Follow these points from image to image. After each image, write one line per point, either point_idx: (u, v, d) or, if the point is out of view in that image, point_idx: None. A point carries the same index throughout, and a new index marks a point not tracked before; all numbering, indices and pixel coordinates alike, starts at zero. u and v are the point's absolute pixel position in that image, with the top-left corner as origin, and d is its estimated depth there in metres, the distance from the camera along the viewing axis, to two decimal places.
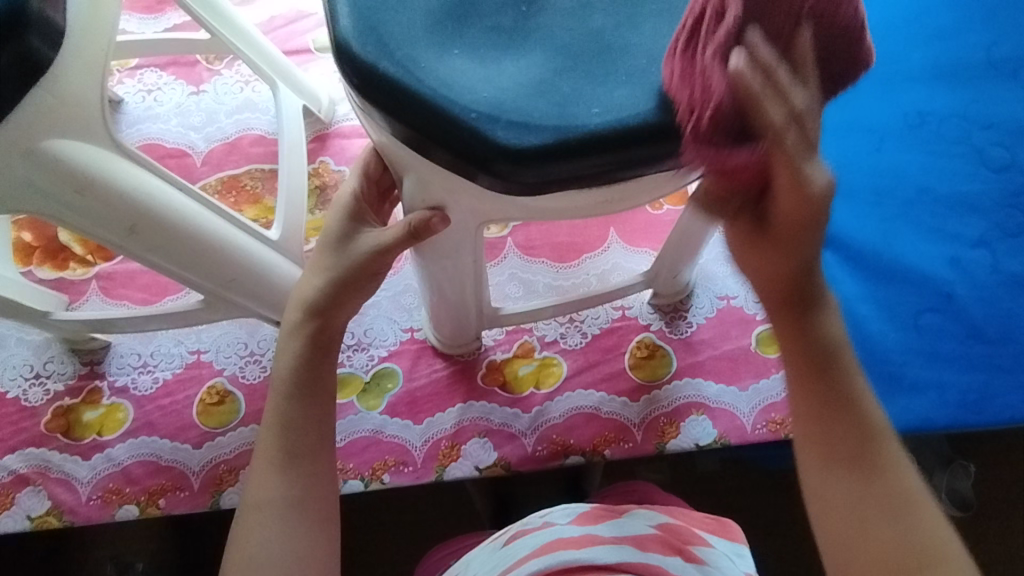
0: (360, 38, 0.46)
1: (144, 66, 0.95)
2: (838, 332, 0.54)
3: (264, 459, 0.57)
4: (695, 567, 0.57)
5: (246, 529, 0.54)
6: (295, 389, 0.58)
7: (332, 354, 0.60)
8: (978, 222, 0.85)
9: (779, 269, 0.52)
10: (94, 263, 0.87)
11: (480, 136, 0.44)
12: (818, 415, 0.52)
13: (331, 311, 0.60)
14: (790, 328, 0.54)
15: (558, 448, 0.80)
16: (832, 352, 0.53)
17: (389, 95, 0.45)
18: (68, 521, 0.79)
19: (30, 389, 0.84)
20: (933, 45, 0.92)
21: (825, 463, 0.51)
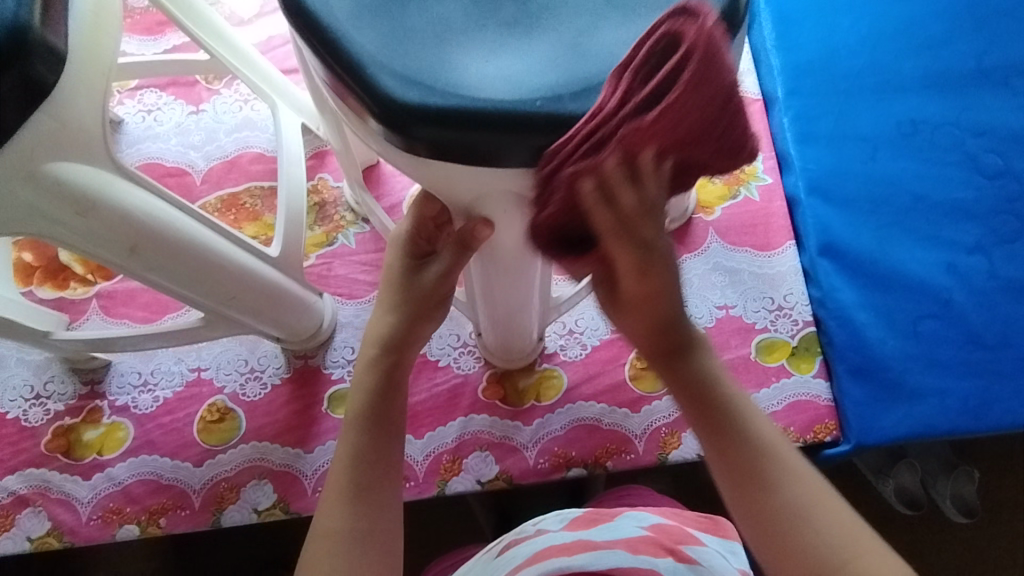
0: (369, 67, 0.43)
1: (143, 86, 0.96)
2: (714, 368, 0.51)
3: (336, 487, 0.55)
4: (688, 567, 0.56)
5: (313, 560, 0.53)
6: (367, 422, 0.58)
7: (402, 390, 0.61)
8: (974, 229, 0.85)
9: (636, 330, 0.51)
10: (94, 282, 0.88)
11: (525, 123, 0.43)
12: (714, 427, 0.50)
13: (405, 347, 0.62)
14: (665, 375, 0.52)
15: (560, 460, 0.80)
16: (701, 385, 0.51)
17: (412, 112, 0.42)
18: (68, 542, 0.79)
19: (30, 410, 0.84)
20: (923, 54, 0.93)
21: (739, 498, 0.48)
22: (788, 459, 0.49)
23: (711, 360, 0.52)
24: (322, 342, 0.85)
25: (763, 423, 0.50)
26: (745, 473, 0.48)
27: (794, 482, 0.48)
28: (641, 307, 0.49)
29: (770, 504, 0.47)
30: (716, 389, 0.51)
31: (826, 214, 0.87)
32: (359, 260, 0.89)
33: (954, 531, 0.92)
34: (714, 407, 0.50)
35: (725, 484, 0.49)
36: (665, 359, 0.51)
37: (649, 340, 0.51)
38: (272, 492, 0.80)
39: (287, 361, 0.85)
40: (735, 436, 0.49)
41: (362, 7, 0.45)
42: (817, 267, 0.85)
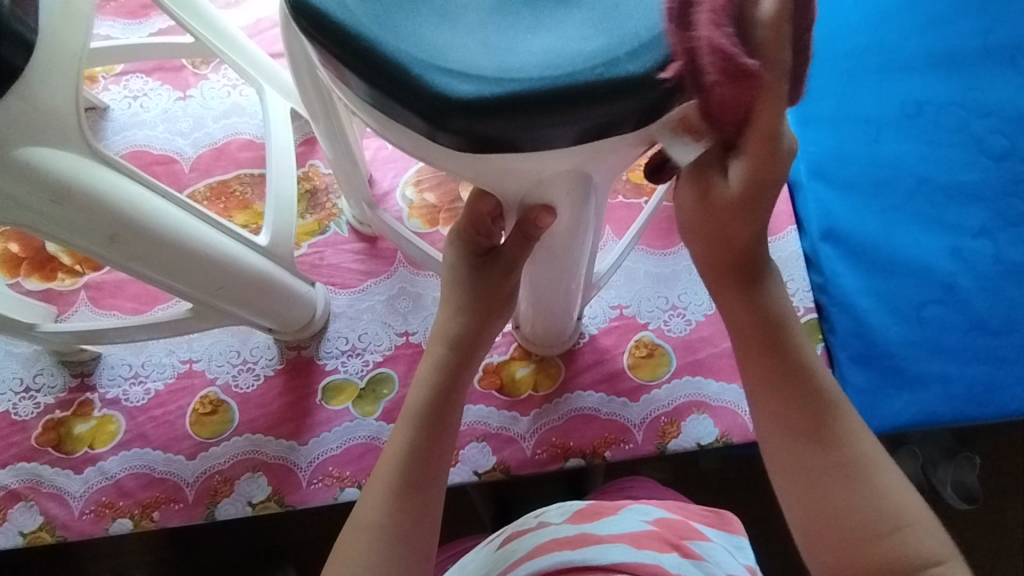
0: (404, 69, 0.42)
1: (129, 72, 0.93)
2: (784, 305, 0.55)
3: (382, 481, 0.54)
4: (694, 563, 0.55)
5: (348, 549, 0.52)
6: (425, 422, 0.56)
7: (462, 393, 0.60)
8: (979, 212, 0.83)
9: (706, 245, 0.54)
10: (82, 273, 0.86)
11: (572, 99, 0.41)
12: (759, 353, 0.54)
13: (468, 350, 0.60)
14: (737, 302, 0.55)
15: (558, 451, 0.79)
16: (774, 322, 0.54)
17: (458, 107, 0.41)
18: (61, 536, 0.78)
19: (20, 403, 0.83)
20: (928, 33, 0.90)
21: (794, 447, 0.52)
22: (868, 441, 0.53)
23: (781, 297, 0.56)
24: (315, 332, 0.84)
25: (835, 383, 0.54)
26: (807, 425, 0.52)
27: (853, 425, 0.53)
28: (727, 235, 0.52)
29: (812, 441, 0.52)
30: (781, 327, 0.55)
31: (829, 199, 0.85)
32: (352, 249, 0.88)
33: (953, 516, 0.91)
34: (779, 339, 0.54)
35: (786, 450, 0.53)
36: (716, 287, 0.56)
37: (744, 317, 0.55)
38: (266, 485, 0.79)
39: (280, 352, 0.84)
40: (817, 389, 0.53)
41: (386, 7, 0.44)
42: (819, 253, 0.83)
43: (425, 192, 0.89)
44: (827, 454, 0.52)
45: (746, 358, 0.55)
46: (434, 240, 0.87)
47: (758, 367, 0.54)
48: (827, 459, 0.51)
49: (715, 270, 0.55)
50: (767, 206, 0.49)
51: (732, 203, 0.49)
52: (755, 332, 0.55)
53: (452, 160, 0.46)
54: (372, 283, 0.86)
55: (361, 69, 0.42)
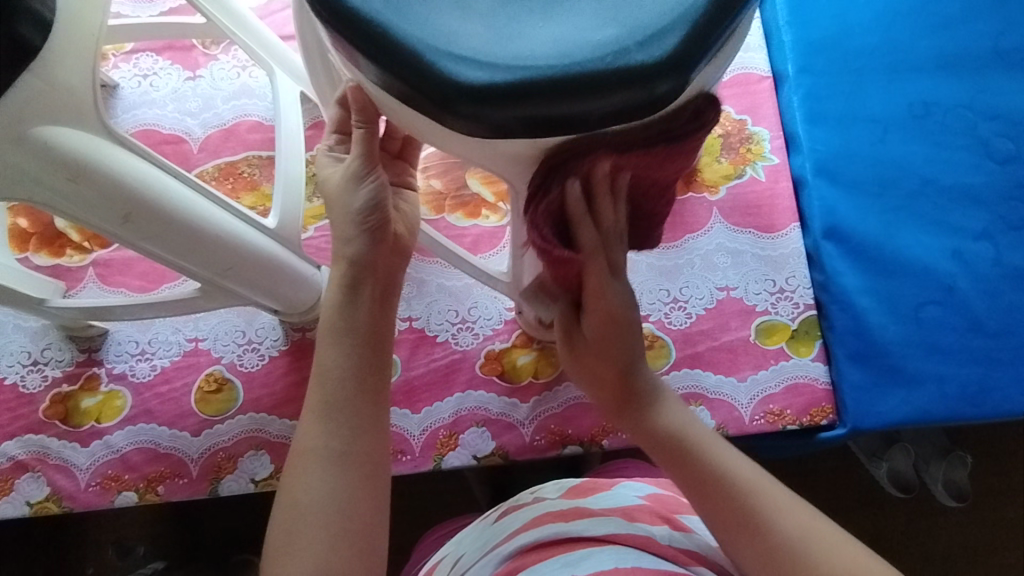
0: (419, 56, 0.42)
1: (139, 50, 0.93)
2: (673, 419, 0.60)
3: (313, 403, 0.56)
4: (683, 534, 0.58)
5: (292, 482, 0.53)
6: (339, 337, 0.58)
7: (386, 313, 0.61)
8: (981, 215, 0.84)
9: (602, 375, 0.63)
10: (90, 250, 0.87)
11: (582, 88, 0.41)
12: (686, 475, 0.56)
13: (366, 265, 0.60)
14: (629, 425, 0.62)
15: (556, 438, 0.80)
16: (674, 433, 0.59)
17: (470, 93, 0.42)
18: (67, 507, 0.80)
19: (28, 376, 0.84)
20: (939, 34, 0.90)
21: (740, 553, 0.52)
22: (784, 501, 0.53)
23: (665, 410, 0.61)
24: (320, 315, 0.85)
25: (721, 452, 0.56)
26: (720, 500, 0.54)
27: (774, 506, 0.53)
28: (601, 378, 0.64)
29: (745, 531, 0.52)
30: (678, 437, 0.58)
31: (832, 197, 0.86)
32: None
33: (945, 514, 0.93)
34: (686, 452, 0.57)
35: (740, 547, 0.52)
36: (620, 416, 0.63)
37: (652, 438, 0.60)
38: (269, 463, 0.80)
39: (285, 333, 0.85)
40: (717, 476, 0.55)
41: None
42: (822, 250, 0.84)
43: (432, 178, 0.90)
44: (761, 542, 0.51)
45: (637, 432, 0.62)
46: (439, 227, 0.87)
47: (675, 471, 0.57)
48: (767, 546, 0.51)
49: (610, 398, 0.64)
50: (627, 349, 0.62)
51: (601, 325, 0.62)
52: (664, 442, 0.59)
53: (465, 140, 0.46)
54: None
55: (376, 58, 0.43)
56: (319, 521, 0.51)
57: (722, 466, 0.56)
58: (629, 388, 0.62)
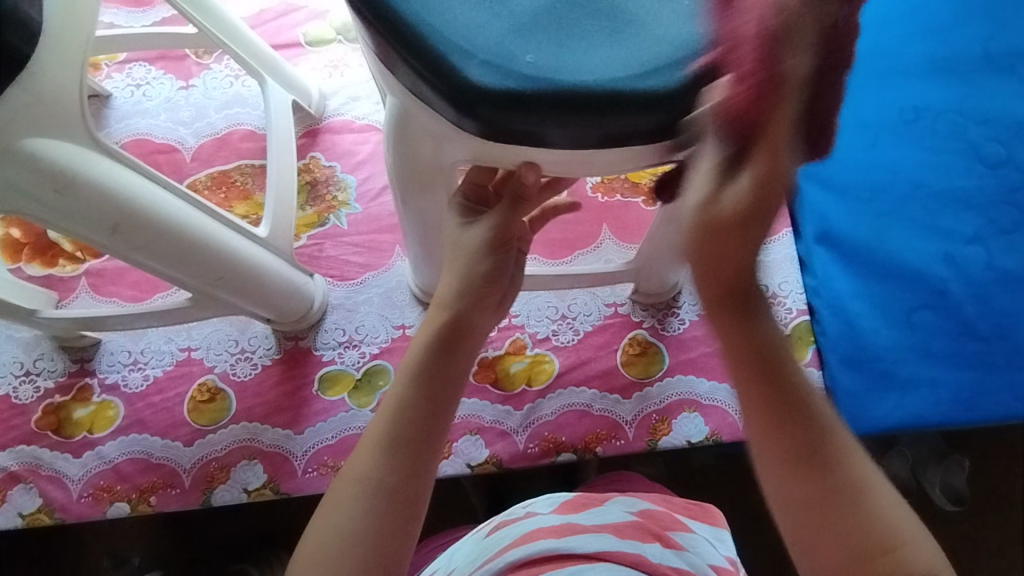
0: (513, 95, 0.44)
1: (132, 60, 0.94)
2: (780, 333, 0.44)
3: (372, 434, 0.49)
4: (674, 552, 0.56)
5: (322, 518, 0.47)
6: (418, 377, 0.50)
7: (457, 360, 0.51)
8: (973, 219, 0.84)
9: (712, 268, 0.41)
10: (83, 260, 0.87)
11: (578, 101, 0.44)
12: (758, 385, 0.43)
13: (465, 305, 0.52)
14: (721, 324, 0.43)
15: (550, 445, 0.80)
16: (771, 346, 0.43)
17: (469, 89, 0.44)
18: (59, 519, 0.79)
19: (20, 387, 0.84)
20: (929, 39, 0.91)
21: (786, 477, 0.43)
22: (851, 449, 0.44)
23: (775, 324, 0.44)
24: (312, 323, 0.85)
25: (810, 380, 0.45)
26: (807, 450, 0.43)
27: (848, 457, 0.43)
28: (721, 331, 0.44)
29: (806, 465, 0.43)
30: (776, 353, 0.43)
31: (824, 203, 0.86)
32: (352, 241, 0.89)
33: (942, 518, 0.93)
34: (777, 374, 0.43)
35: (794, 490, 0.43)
36: (716, 309, 0.43)
37: (737, 350, 0.43)
38: (262, 473, 0.80)
39: (278, 342, 0.85)
40: (802, 409, 0.43)
41: (470, 27, 0.45)
42: (813, 255, 0.84)
43: None
44: (823, 480, 0.43)
45: (724, 330, 0.43)
46: None
47: (748, 393, 0.44)
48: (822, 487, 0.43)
49: (712, 300, 0.43)
50: (761, 242, 0.39)
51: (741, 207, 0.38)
52: (747, 355, 0.43)
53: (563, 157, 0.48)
54: (370, 276, 0.87)
55: (461, 105, 0.44)
56: (353, 557, 0.45)
57: (815, 416, 0.44)
58: (737, 274, 0.41)
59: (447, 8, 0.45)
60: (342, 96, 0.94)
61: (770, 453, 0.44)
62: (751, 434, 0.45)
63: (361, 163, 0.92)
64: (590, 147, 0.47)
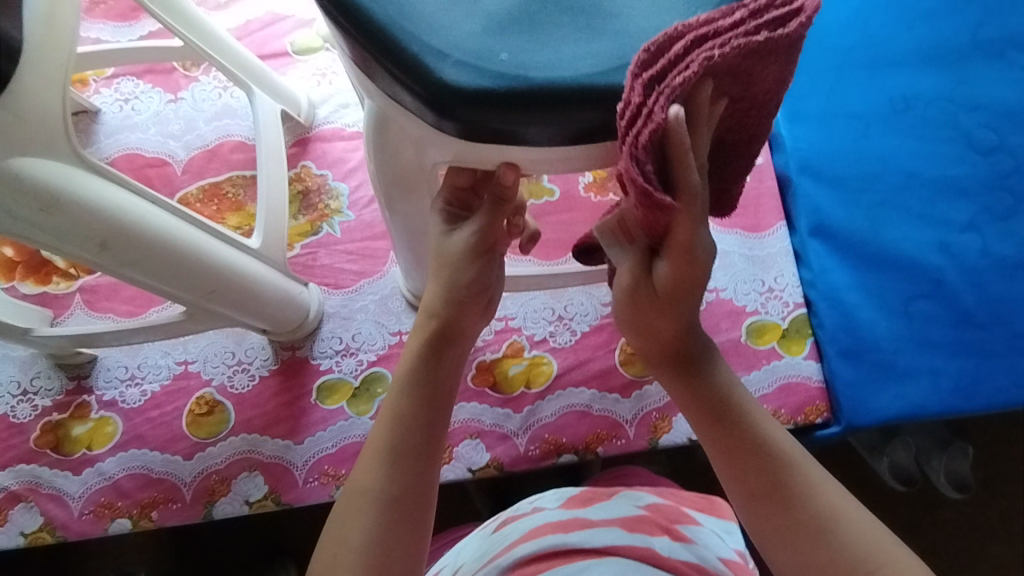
0: (492, 94, 0.44)
1: (119, 75, 0.94)
2: (728, 379, 0.51)
3: (372, 446, 0.49)
4: (683, 546, 0.56)
5: (331, 536, 0.46)
6: (413, 388, 0.51)
7: (446, 364, 0.53)
8: (966, 206, 0.84)
9: (657, 327, 0.49)
10: (77, 277, 0.87)
11: (554, 101, 0.44)
12: (714, 431, 0.50)
13: (451, 312, 0.54)
14: (682, 387, 0.51)
15: (551, 447, 0.80)
16: (722, 397, 0.50)
17: (447, 91, 0.44)
18: (61, 537, 0.79)
19: (18, 406, 0.83)
20: (917, 27, 0.91)
21: (751, 506, 0.48)
22: (814, 474, 0.48)
23: (723, 370, 0.51)
24: (309, 332, 0.84)
25: (762, 412, 0.50)
26: (766, 484, 0.47)
27: (821, 492, 0.47)
28: (653, 329, 0.49)
29: (768, 496, 0.47)
30: (731, 403, 0.50)
31: (817, 194, 0.86)
32: (345, 249, 0.88)
33: (947, 504, 0.93)
34: (735, 422, 0.49)
35: (756, 513, 0.48)
36: (681, 377, 0.51)
37: (693, 398, 0.51)
38: (263, 484, 0.80)
39: (274, 352, 0.85)
40: (760, 451, 0.48)
41: (447, 29, 0.45)
42: (808, 248, 0.84)
43: None
44: (784, 509, 0.47)
45: (676, 390, 0.52)
46: None
47: (709, 438, 0.50)
48: (785, 514, 0.47)
49: (665, 359, 0.51)
50: (694, 309, 0.47)
51: (672, 284, 0.45)
52: (678, 349, 0.50)
53: (538, 155, 0.48)
54: (365, 284, 0.87)
55: (439, 108, 0.45)
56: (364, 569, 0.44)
57: (770, 446, 0.49)
58: (691, 348, 0.50)
59: (424, 14, 0.45)
60: (331, 104, 0.94)
61: (734, 496, 0.49)
62: (720, 475, 0.50)
63: (352, 171, 0.91)
64: (562, 143, 0.47)
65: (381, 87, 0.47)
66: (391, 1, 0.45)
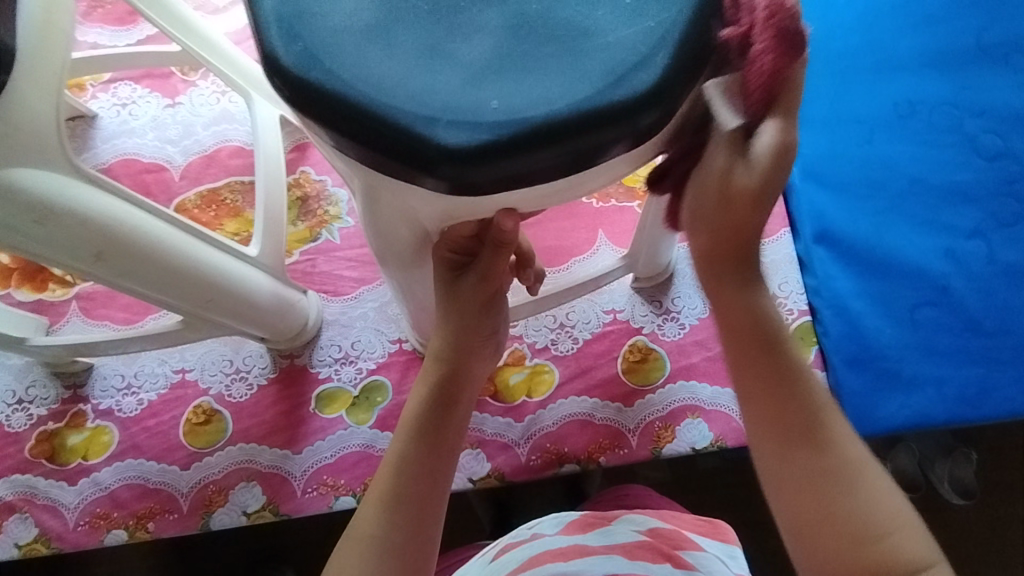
0: (487, 148, 0.40)
1: (117, 79, 0.93)
2: (771, 312, 0.53)
3: (378, 489, 0.55)
4: (685, 573, 0.55)
5: (346, 552, 0.53)
6: (418, 432, 0.57)
7: (458, 406, 0.60)
8: (972, 213, 0.83)
9: (721, 229, 0.50)
10: (73, 284, 0.86)
11: (556, 136, 0.40)
12: (749, 357, 0.52)
13: (460, 357, 0.61)
14: (724, 304, 0.53)
15: (552, 457, 0.79)
16: (763, 328, 0.52)
17: (437, 152, 0.40)
18: (56, 548, 0.78)
19: (13, 415, 0.82)
20: (921, 32, 0.90)
21: (776, 447, 0.50)
22: (838, 428, 0.50)
23: (770, 306, 0.53)
24: (306, 340, 0.83)
25: (801, 359, 0.53)
26: (793, 426, 0.50)
27: (845, 448, 0.49)
28: (719, 230, 0.50)
29: (793, 438, 0.50)
30: (772, 335, 0.52)
31: (821, 201, 0.85)
32: (344, 255, 0.87)
33: (950, 510, 0.92)
34: (773, 350, 0.51)
35: (773, 444, 0.50)
36: (723, 296, 0.52)
37: (737, 325, 0.52)
38: (260, 494, 0.79)
39: (273, 361, 0.84)
40: (793, 387, 0.51)
41: (420, 82, 0.41)
42: (812, 255, 0.83)
43: None
44: (806, 454, 0.49)
45: (719, 303, 0.53)
46: None
47: (751, 369, 0.52)
48: (807, 457, 0.49)
49: (711, 258, 0.52)
50: (762, 218, 0.48)
51: (747, 190, 0.47)
52: (727, 263, 0.52)
53: (531, 194, 0.44)
54: (365, 291, 0.86)
55: (421, 165, 0.41)
56: None
57: (803, 393, 0.51)
58: (740, 261, 0.51)
59: (391, 71, 0.41)
60: None
61: (761, 432, 0.51)
62: (747, 409, 0.52)
63: None
64: (569, 175, 0.43)
65: (356, 157, 0.43)
66: (356, 63, 0.42)
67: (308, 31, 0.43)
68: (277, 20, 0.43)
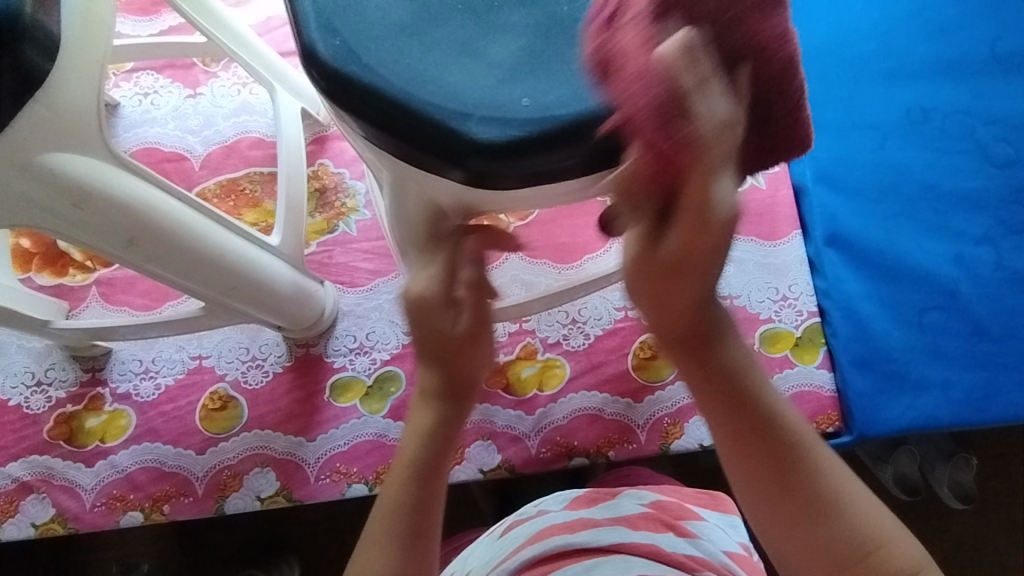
0: (516, 143, 0.41)
1: (139, 69, 0.94)
2: (740, 354, 0.44)
3: (381, 532, 0.48)
4: (688, 540, 0.56)
5: None
6: (418, 473, 0.49)
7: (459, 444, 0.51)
8: (982, 220, 0.84)
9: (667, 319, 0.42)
10: (93, 269, 0.87)
11: (583, 135, 0.42)
12: (723, 408, 0.44)
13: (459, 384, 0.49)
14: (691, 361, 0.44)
15: (562, 449, 0.80)
16: (734, 373, 0.43)
17: (467, 146, 0.41)
18: (73, 528, 0.79)
19: (32, 397, 0.84)
20: (935, 40, 0.91)
21: (769, 518, 0.44)
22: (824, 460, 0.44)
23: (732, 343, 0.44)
24: (322, 331, 0.85)
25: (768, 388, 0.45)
26: (780, 478, 0.43)
27: (836, 484, 0.43)
28: (665, 301, 0.41)
29: (780, 493, 0.43)
30: (742, 378, 0.44)
31: (832, 204, 0.86)
32: (361, 247, 0.89)
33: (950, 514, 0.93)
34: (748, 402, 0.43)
35: (761, 509, 0.44)
36: (701, 352, 0.43)
37: (713, 385, 0.43)
38: (274, 480, 0.80)
39: (289, 349, 0.85)
40: (777, 434, 0.43)
41: (456, 79, 0.43)
42: (823, 257, 0.84)
43: None
44: (792, 502, 0.43)
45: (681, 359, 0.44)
46: None
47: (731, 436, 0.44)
48: (796, 507, 0.43)
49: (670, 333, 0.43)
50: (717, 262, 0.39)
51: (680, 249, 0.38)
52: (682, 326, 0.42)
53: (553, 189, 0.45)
54: (380, 283, 0.87)
55: (451, 158, 0.42)
56: None
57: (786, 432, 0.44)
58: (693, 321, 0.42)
59: (429, 69, 0.43)
60: None
61: (752, 496, 0.44)
62: (732, 478, 0.45)
63: None
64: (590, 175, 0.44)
65: (387, 149, 0.44)
66: (394, 59, 0.43)
67: (345, 26, 0.44)
68: (316, 15, 0.44)
